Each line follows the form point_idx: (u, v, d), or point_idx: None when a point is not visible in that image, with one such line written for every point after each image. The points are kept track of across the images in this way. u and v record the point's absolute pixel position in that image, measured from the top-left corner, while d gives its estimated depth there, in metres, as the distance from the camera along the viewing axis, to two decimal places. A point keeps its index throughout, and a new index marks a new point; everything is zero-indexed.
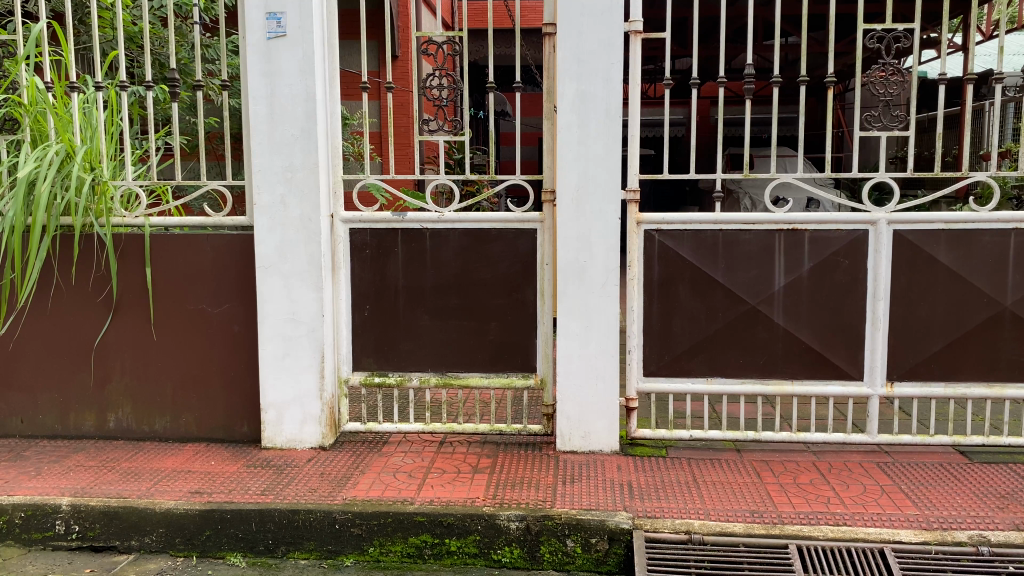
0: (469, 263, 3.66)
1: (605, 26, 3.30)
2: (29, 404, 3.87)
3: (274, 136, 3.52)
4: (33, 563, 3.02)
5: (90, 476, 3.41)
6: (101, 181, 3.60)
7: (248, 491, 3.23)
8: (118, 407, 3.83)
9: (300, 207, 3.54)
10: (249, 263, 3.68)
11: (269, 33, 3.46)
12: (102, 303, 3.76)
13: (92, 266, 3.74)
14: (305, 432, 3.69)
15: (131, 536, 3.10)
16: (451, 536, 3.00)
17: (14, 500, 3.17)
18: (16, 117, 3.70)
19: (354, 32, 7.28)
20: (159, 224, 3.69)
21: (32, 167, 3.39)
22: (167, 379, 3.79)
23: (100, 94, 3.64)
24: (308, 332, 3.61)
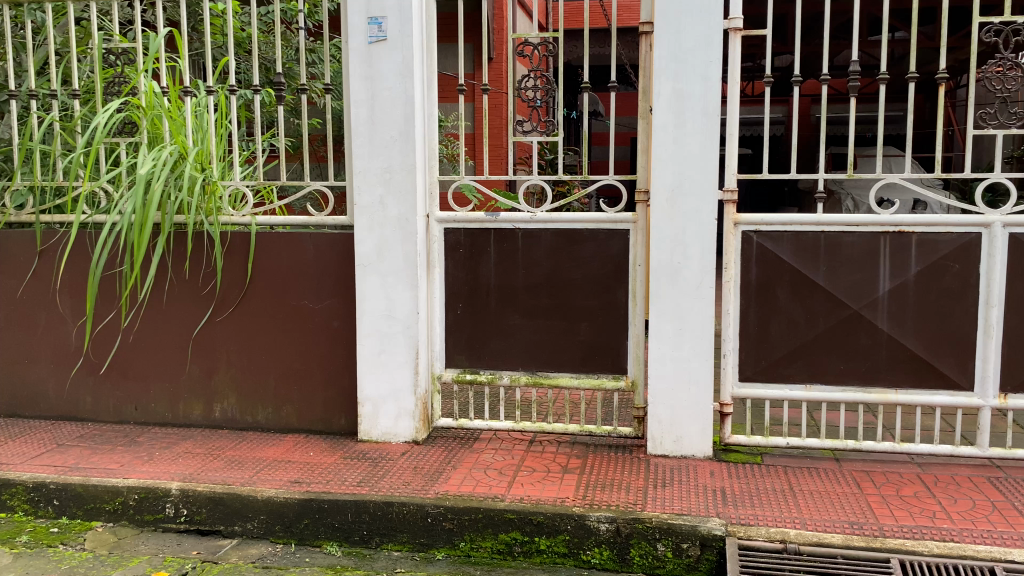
0: (561, 262, 3.66)
1: (704, 24, 3.25)
2: (143, 392, 4.08)
3: (373, 139, 3.61)
4: (144, 544, 3.20)
5: (197, 463, 3.57)
6: (211, 182, 3.77)
7: (345, 482, 3.32)
8: (224, 398, 4.00)
9: (398, 207, 3.62)
10: (349, 261, 3.78)
11: (371, 38, 3.56)
12: (211, 298, 3.93)
13: (203, 262, 3.92)
14: (399, 426, 3.77)
15: (235, 522, 3.24)
16: (541, 535, 3.01)
17: (129, 482, 3.35)
18: (135, 120, 3.89)
19: (451, 35, 7.37)
20: (264, 223, 3.86)
21: (149, 167, 3.56)
22: (269, 372, 3.93)
23: (211, 98, 3.83)
24: (403, 329, 3.68)
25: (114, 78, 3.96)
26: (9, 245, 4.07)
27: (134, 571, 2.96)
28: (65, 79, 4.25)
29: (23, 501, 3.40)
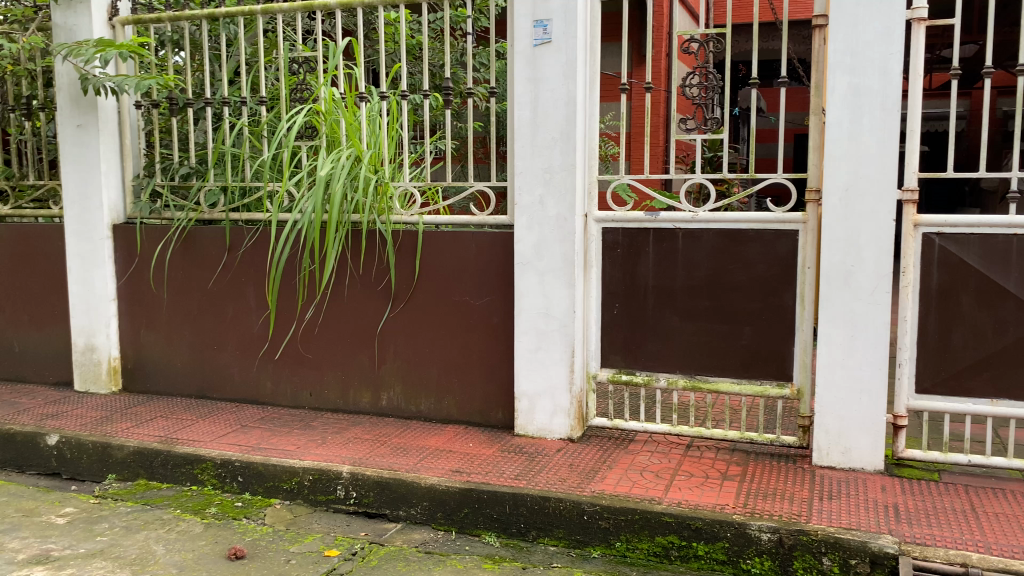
0: (724, 264, 3.58)
1: (885, 14, 3.09)
2: (317, 379, 4.34)
3: (535, 139, 3.67)
4: (318, 522, 3.41)
5: (366, 448, 3.76)
6: (383, 182, 3.97)
7: (503, 475, 3.40)
8: (390, 387, 4.19)
9: (557, 207, 3.66)
10: (510, 259, 3.87)
11: (536, 40, 3.62)
12: (381, 292, 4.13)
13: (374, 259, 4.13)
14: (555, 423, 3.81)
15: (399, 507, 3.39)
16: (699, 540, 2.97)
17: (305, 463, 3.58)
18: (315, 125, 4.15)
19: (613, 34, 7.35)
20: (430, 222, 4.04)
21: (329, 168, 3.83)
22: (432, 365, 4.08)
23: (383, 103, 4.07)
24: (560, 327, 3.72)
25: (298, 85, 4.23)
26: (203, 241, 4.44)
27: (309, 547, 3.16)
28: (255, 86, 4.58)
29: (212, 476, 3.70)
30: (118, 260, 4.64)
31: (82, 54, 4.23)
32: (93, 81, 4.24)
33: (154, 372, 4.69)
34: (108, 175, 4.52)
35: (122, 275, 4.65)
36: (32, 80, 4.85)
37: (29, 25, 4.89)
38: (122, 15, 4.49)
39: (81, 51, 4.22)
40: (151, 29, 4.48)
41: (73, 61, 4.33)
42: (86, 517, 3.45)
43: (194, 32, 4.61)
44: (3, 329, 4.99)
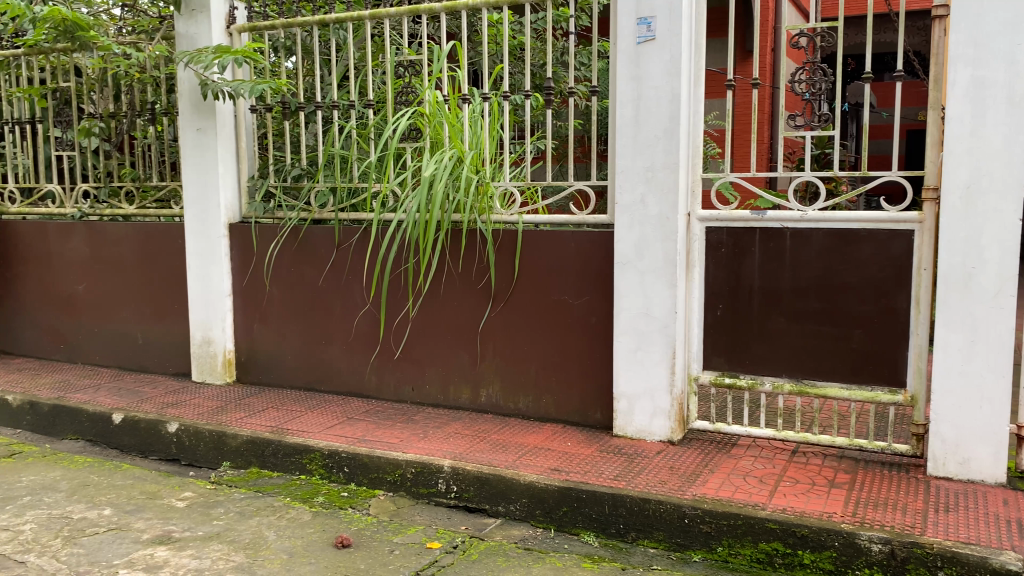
0: (833, 265, 3.47)
1: (1012, 3, 2.93)
2: (418, 374, 4.43)
3: (637, 138, 3.64)
4: (420, 514, 3.49)
5: (466, 444, 3.82)
6: (484, 182, 4.02)
7: (602, 475, 3.40)
8: (490, 384, 4.24)
9: (659, 206, 3.62)
10: (611, 259, 3.85)
11: (639, 38, 3.59)
12: (481, 290, 4.19)
13: (475, 257, 4.19)
14: (655, 425, 3.77)
15: (499, 502, 3.43)
16: (805, 549, 2.88)
17: (408, 457, 3.66)
18: (419, 127, 4.23)
19: (717, 30, 7.21)
20: (530, 221, 4.06)
21: (433, 168, 3.89)
22: (531, 363, 4.10)
23: (485, 104, 4.11)
24: (661, 328, 3.67)
25: (403, 88, 4.33)
26: (312, 239, 4.60)
27: (412, 538, 3.23)
28: (363, 90, 4.71)
29: (319, 466, 3.84)
30: (233, 257, 4.85)
31: (202, 61, 4.43)
32: (212, 86, 4.45)
33: (266, 364, 4.89)
34: (225, 176, 4.73)
35: (236, 271, 4.86)
36: (156, 87, 5.11)
37: (154, 35, 5.15)
38: (239, 23, 4.69)
39: (201, 59, 4.43)
40: (265, 36, 4.66)
41: (194, 68, 4.56)
42: (203, 501, 3.63)
43: (306, 38, 4.78)
44: (129, 322, 5.30)
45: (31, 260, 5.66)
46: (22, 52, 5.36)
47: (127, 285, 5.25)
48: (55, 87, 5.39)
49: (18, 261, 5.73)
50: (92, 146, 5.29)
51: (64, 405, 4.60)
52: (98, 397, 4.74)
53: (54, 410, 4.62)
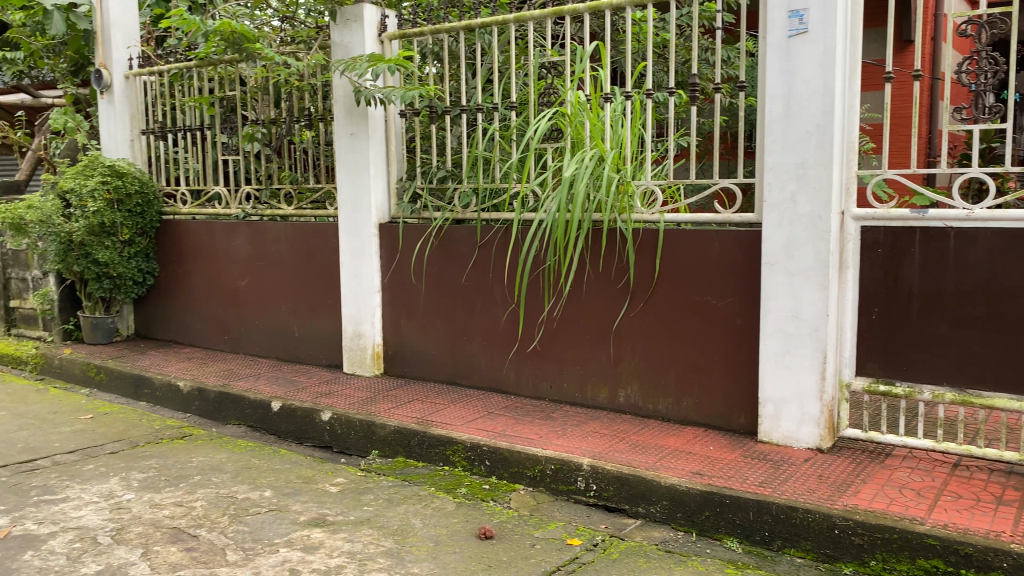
0: (1003, 267, 3.26)
1: None
2: (557, 372, 4.47)
3: (788, 134, 3.53)
4: (559, 511, 3.52)
5: (606, 443, 3.82)
6: (626, 181, 4.00)
7: (747, 480, 3.32)
8: (628, 384, 4.22)
9: (810, 204, 3.49)
10: (757, 259, 3.75)
11: (791, 31, 3.49)
12: (621, 289, 4.17)
13: (616, 256, 4.18)
14: (802, 431, 3.64)
15: (639, 503, 3.42)
16: (969, 568, 2.71)
17: (548, 453, 3.70)
18: (561, 127, 4.24)
19: (872, 20, 6.87)
20: (672, 220, 4.00)
21: (574, 168, 3.89)
22: (672, 365, 4.05)
23: (628, 103, 4.09)
24: (811, 331, 3.54)
25: (546, 89, 4.38)
26: (456, 238, 4.74)
27: (552, 534, 3.27)
28: (507, 91, 4.80)
29: (462, 458, 3.94)
30: (382, 256, 5.06)
31: (357, 69, 4.68)
32: (365, 93, 4.69)
33: (411, 358, 5.07)
34: (375, 177, 4.93)
35: (385, 269, 5.07)
36: (313, 94, 5.39)
37: (312, 44, 5.45)
38: (390, 31, 4.89)
39: (357, 66, 4.67)
40: (415, 43, 4.83)
41: (349, 75, 4.79)
42: (354, 487, 3.82)
43: (452, 43, 4.92)
44: (286, 316, 5.62)
45: (200, 257, 6.10)
46: (194, 64, 5.80)
47: (285, 281, 5.58)
48: (223, 96, 5.79)
49: (189, 258, 6.19)
50: (255, 150, 5.66)
51: (229, 392, 4.94)
52: (259, 385, 5.06)
53: (220, 396, 4.97)
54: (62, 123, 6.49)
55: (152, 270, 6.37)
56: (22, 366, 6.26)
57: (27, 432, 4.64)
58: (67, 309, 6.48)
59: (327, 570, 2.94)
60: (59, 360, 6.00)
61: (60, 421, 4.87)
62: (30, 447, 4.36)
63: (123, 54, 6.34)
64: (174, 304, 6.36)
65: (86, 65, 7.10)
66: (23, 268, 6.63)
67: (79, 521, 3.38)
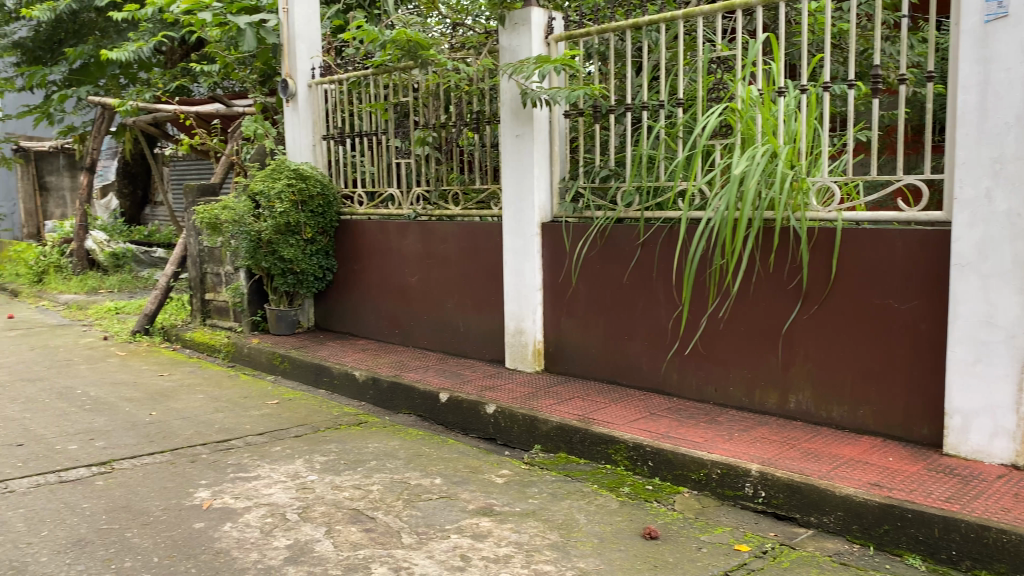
0: None
1: None
2: (723, 375, 4.38)
3: (983, 127, 3.29)
4: (726, 515, 3.45)
5: (775, 449, 3.71)
6: (800, 178, 3.86)
7: (931, 496, 3.12)
8: (799, 390, 4.07)
9: (1008, 202, 3.24)
10: (945, 260, 3.52)
11: (989, 15, 3.25)
12: (793, 291, 4.04)
13: (788, 256, 4.04)
14: (995, 446, 3.38)
15: (811, 513, 3.30)
16: None
17: (714, 457, 3.64)
18: (731, 123, 4.14)
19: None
20: (850, 219, 3.83)
21: (745, 165, 3.79)
22: (848, 370, 3.88)
23: (803, 97, 3.95)
24: (1006, 338, 3.28)
25: (715, 84, 4.32)
26: (620, 237, 4.73)
27: (719, 539, 3.22)
28: (673, 89, 4.76)
29: (625, 457, 3.94)
30: (544, 254, 5.13)
31: (524, 72, 4.78)
32: (531, 95, 4.77)
33: (572, 356, 5.12)
34: (540, 176, 5.02)
35: (546, 268, 5.14)
36: (481, 97, 5.55)
37: (481, 49, 5.64)
38: (556, 32, 4.97)
39: (524, 69, 4.77)
40: (581, 44, 4.88)
41: (517, 78, 4.90)
42: (520, 480, 3.91)
43: (618, 43, 4.94)
44: (452, 312, 5.82)
45: (373, 254, 6.43)
46: (371, 72, 6.13)
47: (452, 278, 5.77)
48: (397, 102, 6.08)
49: (363, 255, 6.54)
50: (425, 153, 5.90)
51: (400, 383, 5.18)
52: (427, 377, 5.28)
53: (392, 386, 5.22)
54: (252, 131, 7.02)
55: (331, 266, 6.78)
56: (216, 354, 6.83)
57: (223, 414, 5.06)
58: (255, 302, 7.00)
59: (496, 559, 3.04)
60: (249, 348, 6.50)
61: (250, 405, 5.28)
62: (225, 428, 4.76)
63: (307, 64, 6.77)
64: (349, 299, 6.74)
65: (273, 75, 7.64)
66: (217, 263, 7.22)
67: (270, 497, 3.66)
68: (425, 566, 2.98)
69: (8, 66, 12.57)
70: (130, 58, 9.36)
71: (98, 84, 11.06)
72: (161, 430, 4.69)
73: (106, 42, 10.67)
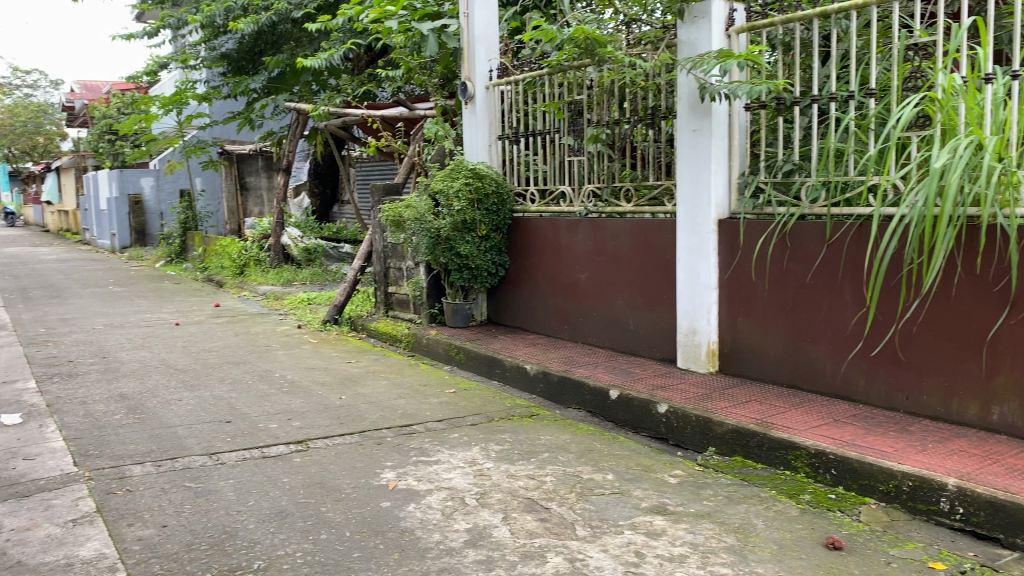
0: None
1: None
2: (916, 382, 4.11)
3: None
4: (918, 531, 3.25)
5: (975, 464, 3.44)
6: (1010, 171, 3.52)
7: None
8: (1004, 401, 3.76)
9: None
10: None
11: None
12: (999, 294, 3.74)
13: (994, 256, 3.74)
14: None
15: (1018, 534, 3.04)
16: None
17: (905, 468, 3.43)
18: (930, 114, 3.89)
19: None
20: None
21: (947, 158, 3.52)
22: None
23: (1014, 83, 3.66)
24: None
25: (912, 72, 4.08)
26: (803, 235, 4.56)
27: (911, 554, 3.03)
28: (864, 80, 4.52)
29: (805, 464, 3.80)
30: (721, 252, 5.02)
31: (704, 66, 4.73)
32: (710, 89, 4.71)
33: (749, 358, 4.98)
34: (717, 173, 4.92)
35: (724, 266, 5.03)
36: (656, 93, 5.51)
37: (659, 44, 5.59)
38: (737, 24, 4.86)
39: (704, 63, 4.70)
40: (764, 35, 4.75)
41: (696, 73, 4.85)
42: (693, 481, 3.86)
43: (804, 32, 4.76)
44: (622, 309, 5.82)
45: (545, 250, 6.52)
46: (547, 72, 6.21)
47: (623, 275, 5.76)
48: (571, 100, 6.12)
49: (535, 251, 6.65)
50: (598, 151, 5.91)
51: (571, 378, 5.24)
52: (598, 373, 5.31)
53: (563, 381, 5.29)
54: (434, 133, 7.36)
55: (503, 262, 6.95)
56: (397, 344, 7.19)
57: (404, 400, 5.32)
58: (433, 295, 7.31)
59: (671, 557, 3.02)
60: (427, 339, 6.80)
61: (430, 393, 5.53)
62: (407, 413, 5.01)
63: (485, 66, 6.96)
64: (521, 294, 6.89)
65: (453, 78, 7.94)
66: (399, 258, 7.60)
67: (450, 482, 3.82)
68: (600, 559, 3.01)
69: (217, 77, 13.78)
70: (322, 65, 10.01)
71: (293, 90, 11.90)
72: (350, 413, 5.01)
73: (300, 51, 11.47)
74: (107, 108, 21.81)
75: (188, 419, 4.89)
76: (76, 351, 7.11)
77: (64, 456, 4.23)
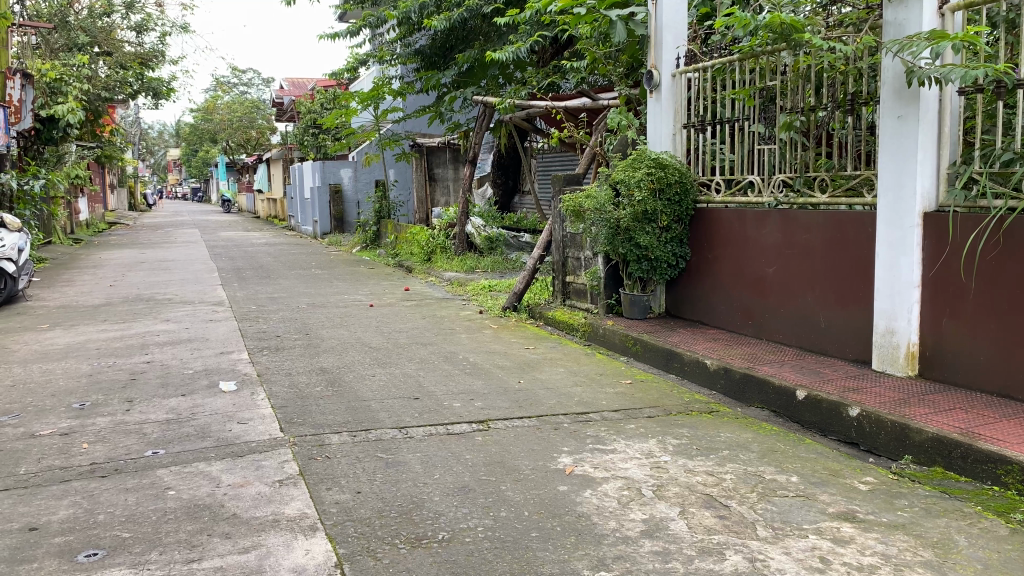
0: None
1: None
2: None
3: None
4: None
5: None
6: None
7: None
8: None
9: None
10: None
11: None
12: None
13: None
14: None
15: None
16: None
17: None
18: None
19: None
20: None
21: None
22: None
23: None
24: None
25: None
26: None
27: None
28: None
29: (1017, 480, 3.48)
30: (925, 248, 4.68)
31: (913, 48, 4.38)
32: (918, 74, 4.35)
33: (955, 363, 4.60)
34: (924, 163, 4.59)
35: (929, 263, 4.67)
36: (857, 77, 5.25)
37: (861, 26, 5.33)
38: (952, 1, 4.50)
39: (913, 46, 4.38)
40: (984, 11, 4.35)
41: (902, 57, 4.50)
42: (886, 489, 3.64)
43: None
44: (812, 306, 5.56)
45: (729, 243, 6.35)
46: (737, 58, 6.03)
47: (814, 270, 5.50)
48: (763, 86, 5.91)
49: (719, 244, 6.48)
50: (790, 139, 5.66)
51: (754, 375, 5.09)
52: (783, 372, 5.11)
53: (745, 378, 5.15)
54: (617, 122, 7.29)
55: (685, 255, 6.82)
56: (575, 333, 7.26)
57: (582, 388, 5.38)
58: (611, 286, 7.32)
59: (860, 566, 2.88)
60: (604, 330, 6.81)
61: (607, 383, 5.55)
62: (584, 401, 5.06)
63: (672, 54, 6.87)
64: (702, 286, 6.75)
65: (638, 67, 7.91)
66: (578, 248, 7.66)
67: (626, 471, 3.83)
68: (781, 561, 2.92)
69: (411, 72, 14.44)
70: (510, 59, 10.24)
71: (481, 84, 12.24)
72: (529, 397, 5.12)
73: (489, 46, 11.78)
74: (314, 103, 23.46)
75: (381, 394, 5.20)
76: (284, 327, 7.74)
77: (272, 421, 4.62)
